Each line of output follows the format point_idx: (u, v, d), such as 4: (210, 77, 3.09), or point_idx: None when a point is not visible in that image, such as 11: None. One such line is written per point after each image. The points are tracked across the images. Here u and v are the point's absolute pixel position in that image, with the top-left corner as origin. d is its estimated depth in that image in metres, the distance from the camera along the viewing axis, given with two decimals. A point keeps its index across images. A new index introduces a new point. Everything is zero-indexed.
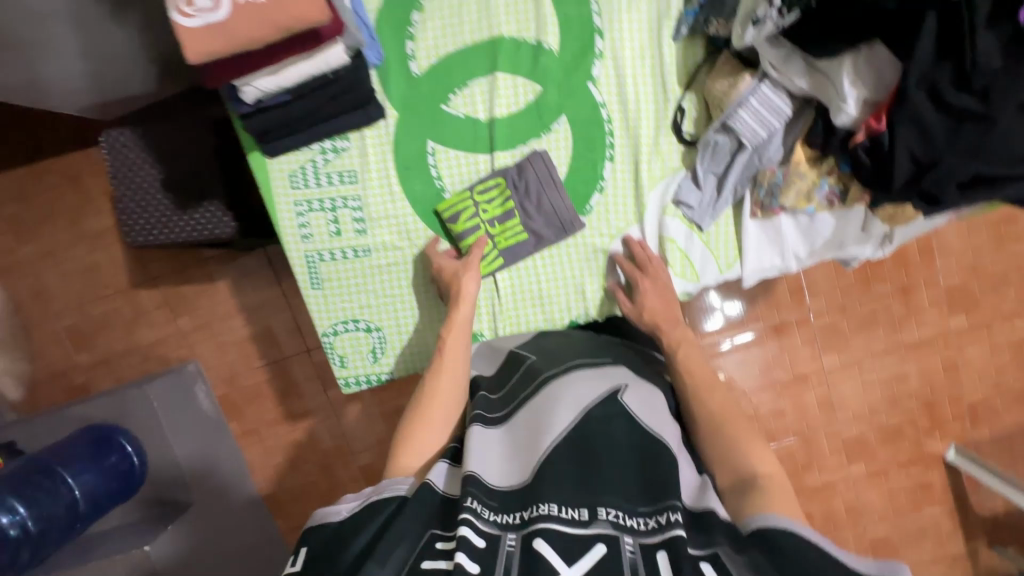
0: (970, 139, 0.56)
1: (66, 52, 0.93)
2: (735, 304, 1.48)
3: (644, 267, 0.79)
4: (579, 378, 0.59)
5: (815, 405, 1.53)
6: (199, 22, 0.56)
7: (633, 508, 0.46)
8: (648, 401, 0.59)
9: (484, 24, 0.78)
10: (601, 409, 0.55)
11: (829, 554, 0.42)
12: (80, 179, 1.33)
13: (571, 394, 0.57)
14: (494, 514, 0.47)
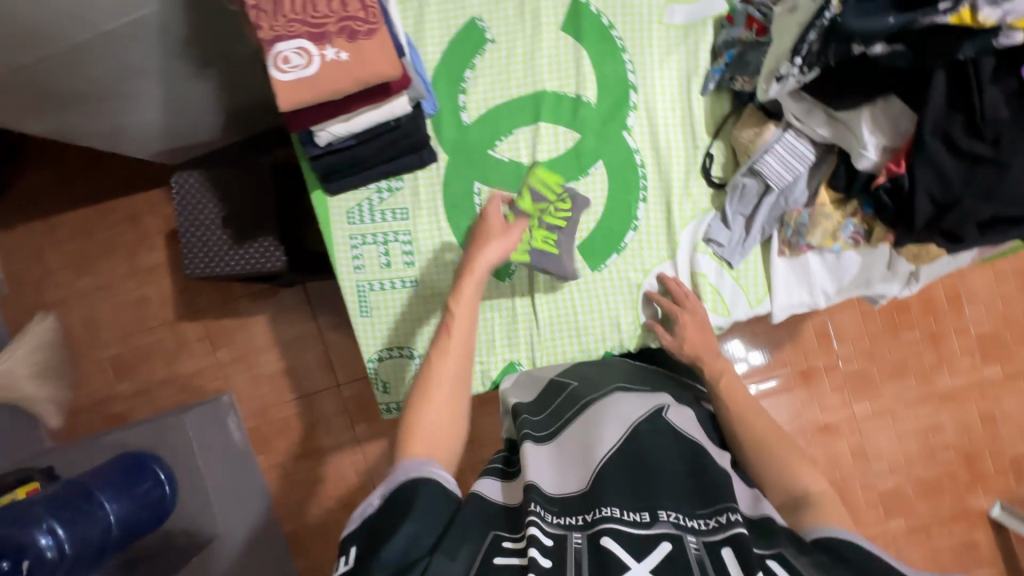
0: (985, 182, 0.61)
1: (151, 104, 1.05)
2: (759, 354, 1.49)
3: (682, 301, 0.82)
4: (623, 398, 0.65)
5: (847, 455, 1.50)
6: (292, 76, 0.65)
7: (693, 511, 0.49)
8: (689, 420, 0.63)
9: (528, 79, 0.87)
10: (646, 421, 0.60)
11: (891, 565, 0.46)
12: (138, 218, 1.44)
13: (618, 412, 0.62)
14: (556, 518, 0.51)
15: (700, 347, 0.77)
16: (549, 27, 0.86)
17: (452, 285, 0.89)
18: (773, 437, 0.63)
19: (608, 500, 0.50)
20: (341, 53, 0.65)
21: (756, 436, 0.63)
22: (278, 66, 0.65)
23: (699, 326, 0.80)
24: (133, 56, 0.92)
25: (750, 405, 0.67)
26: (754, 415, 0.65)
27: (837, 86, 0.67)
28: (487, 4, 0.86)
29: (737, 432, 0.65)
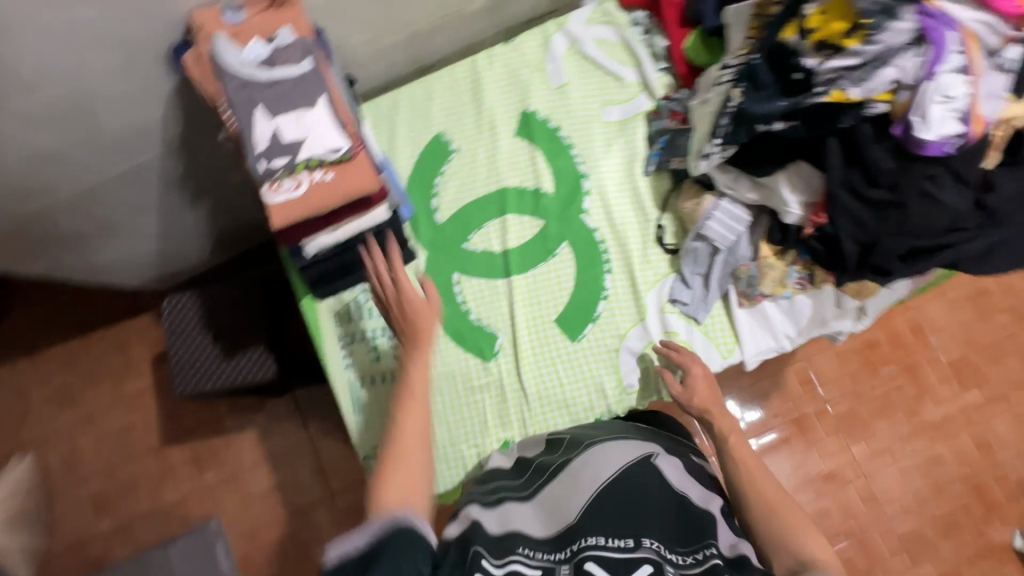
0: (894, 221, 0.71)
1: (144, 235, 1.13)
2: (754, 411, 1.52)
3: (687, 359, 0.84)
4: (611, 447, 0.68)
5: (858, 502, 1.48)
6: (282, 197, 0.72)
7: (674, 548, 0.57)
8: (677, 467, 0.67)
9: (493, 179, 0.98)
10: (633, 469, 0.65)
11: None
12: (125, 345, 1.46)
13: (608, 460, 0.66)
14: (544, 554, 0.58)
15: (708, 403, 0.81)
16: (505, 133, 0.99)
17: (443, 372, 0.93)
18: (776, 502, 0.66)
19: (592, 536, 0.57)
20: (327, 175, 0.73)
21: (761, 499, 0.67)
22: (271, 188, 0.72)
23: (707, 383, 0.82)
24: (132, 196, 1.01)
25: (754, 464, 0.71)
26: (759, 471, 0.69)
27: (753, 158, 0.79)
28: (449, 120, 0.99)
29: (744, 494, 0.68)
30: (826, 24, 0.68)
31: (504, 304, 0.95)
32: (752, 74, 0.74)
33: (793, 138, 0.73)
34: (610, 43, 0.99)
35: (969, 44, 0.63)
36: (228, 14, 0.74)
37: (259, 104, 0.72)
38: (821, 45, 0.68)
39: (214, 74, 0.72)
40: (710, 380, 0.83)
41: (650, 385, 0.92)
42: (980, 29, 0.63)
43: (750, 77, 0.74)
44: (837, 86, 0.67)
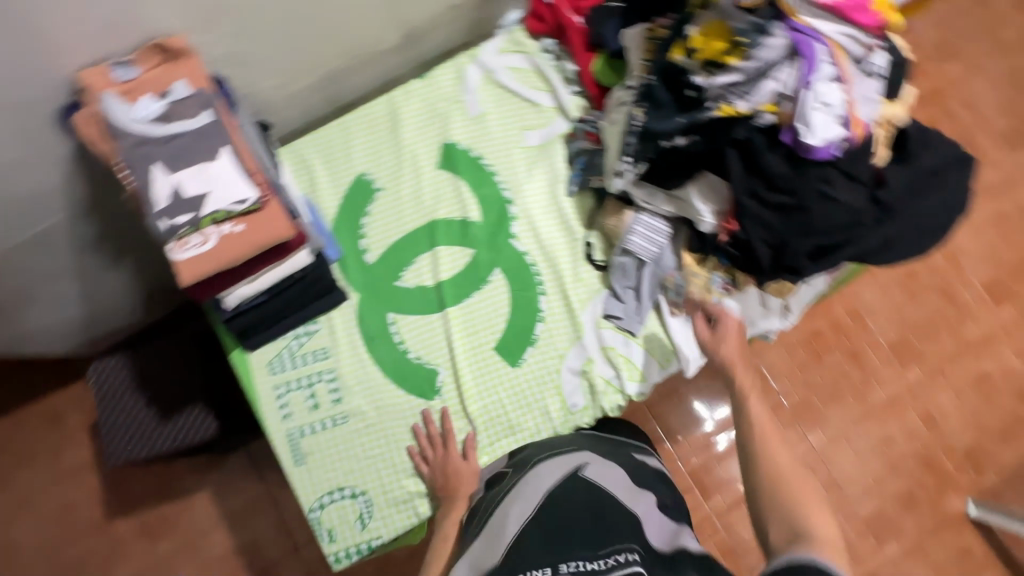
0: (799, 223, 0.74)
1: (63, 300, 1.07)
2: (724, 411, 1.51)
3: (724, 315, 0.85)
4: (546, 465, 0.81)
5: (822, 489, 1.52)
6: (190, 252, 0.69)
7: (594, 555, 0.63)
8: (605, 473, 0.79)
9: (421, 213, 0.98)
10: (561, 485, 0.75)
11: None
12: (59, 417, 1.37)
13: (543, 476, 0.79)
14: None
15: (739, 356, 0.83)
16: (428, 166, 0.99)
17: (386, 414, 0.91)
18: (791, 478, 0.71)
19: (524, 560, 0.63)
20: (237, 227, 0.71)
21: (775, 469, 0.72)
22: (177, 245, 0.69)
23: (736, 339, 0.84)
24: (42, 263, 0.96)
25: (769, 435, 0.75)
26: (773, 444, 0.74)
27: (663, 174, 0.80)
28: (371, 159, 0.99)
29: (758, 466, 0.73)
30: (708, 45, 0.71)
31: (442, 337, 0.94)
32: (649, 95, 0.77)
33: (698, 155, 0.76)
34: (523, 70, 1.01)
35: (836, 48, 0.66)
36: (118, 72, 0.72)
37: (156, 161, 0.70)
38: (707, 63, 0.71)
39: (108, 134, 0.70)
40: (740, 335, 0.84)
41: (593, 403, 0.92)
42: (844, 34, 0.67)
43: (648, 99, 0.77)
44: (728, 101, 0.70)
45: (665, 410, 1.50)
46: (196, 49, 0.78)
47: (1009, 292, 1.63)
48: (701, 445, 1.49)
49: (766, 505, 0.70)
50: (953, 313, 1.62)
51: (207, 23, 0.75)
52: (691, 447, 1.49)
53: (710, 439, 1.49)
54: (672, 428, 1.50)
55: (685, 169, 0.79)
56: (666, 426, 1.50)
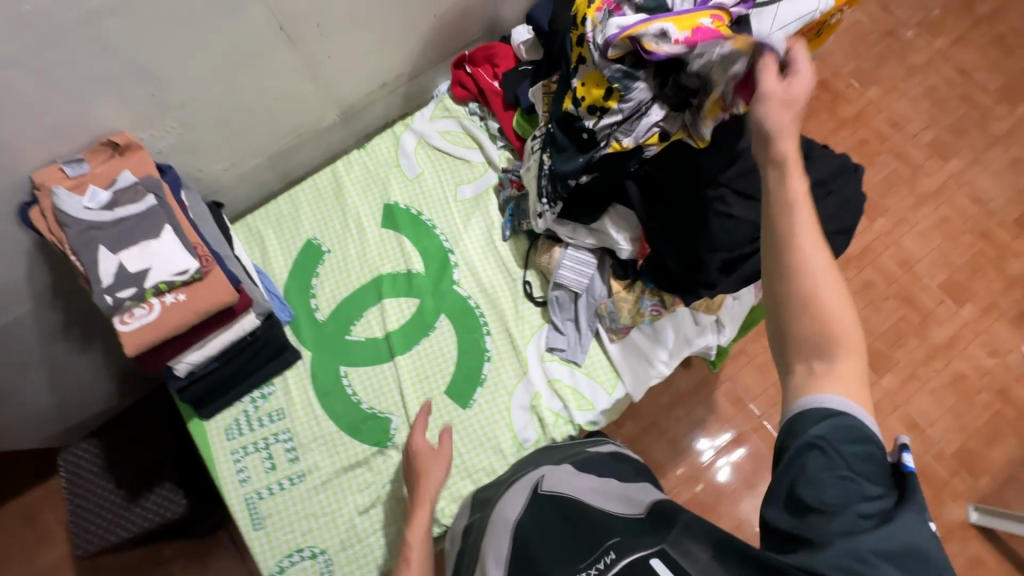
0: (704, 241, 0.79)
1: (34, 392, 1.11)
2: (726, 437, 1.49)
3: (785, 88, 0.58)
4: (511, 493, 0.77)
5: None
6: (134, 324, 0.75)
7: (579, 567, 0.60)
8: (563, 477, 0.75)
9: (367, 270, 1.03)
10: (528, 514, 0.71)
11: (864, 427, 0.51)
12: (36, 515, 1.36)
13: (507, 507, 0.74)
14: None
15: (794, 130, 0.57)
16: (372, 227, 1.06)
17: (342, 467, 0.92)
18: (832, 296, 0.54)
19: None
20: (178, 297, 0.77)
21: (813, 288, 0.54)
22: (122, 319, 0.75)
23: (797, 114, 0.58)
24: (11, 355, 1.00)
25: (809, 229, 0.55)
26: (812, 244, 0.55)
27: (580, 204, 0.87)
28: (318, 225, 1.06)
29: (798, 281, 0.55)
30: (588, 91, 0.78)
31: (394, 386, 0.97)
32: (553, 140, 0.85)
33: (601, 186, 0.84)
34: (453, 133, 1.11)
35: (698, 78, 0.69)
36: (69, 168, 0.80)
37: (102, 243, 0.76)
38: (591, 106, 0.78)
39: (58, 222, 0.76)
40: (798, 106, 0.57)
41: (544, 435, 0.94)
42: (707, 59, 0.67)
43: (552, 143, 0.85)
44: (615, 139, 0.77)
45: (648, 444, 1.50)
46: (144, 143, 0.87)
47: (969, 291, 1.56)
48: (693, 475, 1.47)
49: (789, 320, 0.56)
50: (916, 317, 1.54)
51: (152, 121, 0.85)
52: (687, 476, 1.47)
53: (707, 467, 1.47)
54: (656, 461, 1.48)
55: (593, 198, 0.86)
56: (654, 462, 1.48)
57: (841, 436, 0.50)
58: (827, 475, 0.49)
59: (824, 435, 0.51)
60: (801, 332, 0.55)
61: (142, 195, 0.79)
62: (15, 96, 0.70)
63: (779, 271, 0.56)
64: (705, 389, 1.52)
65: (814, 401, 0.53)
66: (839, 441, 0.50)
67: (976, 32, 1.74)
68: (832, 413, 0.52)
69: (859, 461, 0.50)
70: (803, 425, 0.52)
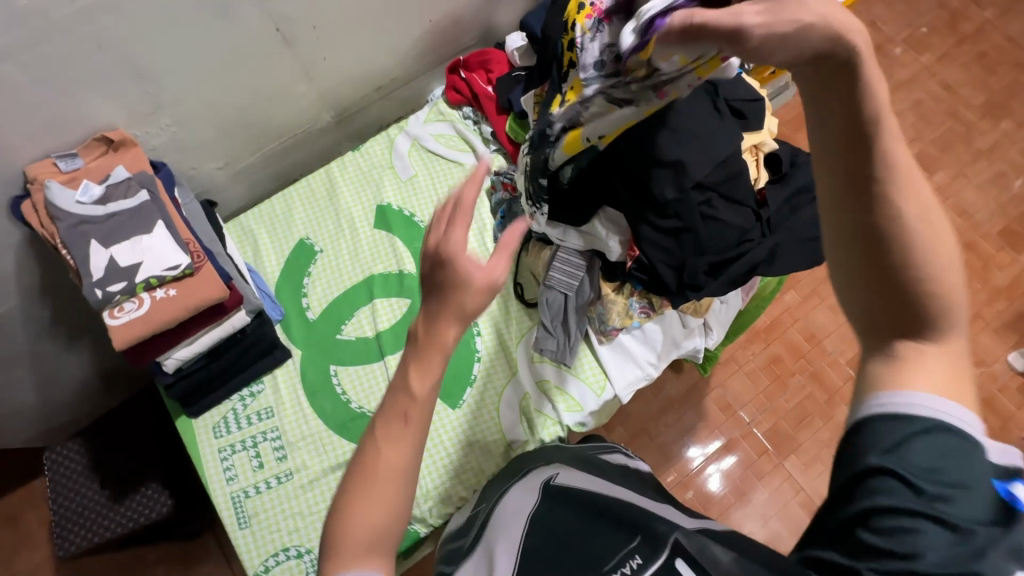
0: (690, 243, 0.81)
1: (21, 389, 1.10)
2: (716, 444, 1.49)
3: (776, 8, 0.40)
4: (522, 486, 0.75)
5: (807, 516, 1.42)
6: (124, 319, 0.75)
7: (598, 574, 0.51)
8: (576, 477, 0.73)
9: (359, 270, 1.04)
10: (542, 506, 0.67)
11: (955, 439, 0.40)
12: (19, 517, 1.34)
13: (518, 498, 0.72)
14: None
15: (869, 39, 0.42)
16: (364, 227, 1.06)
17: (330, 466, 0.92)
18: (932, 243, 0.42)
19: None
20: (170, 292, 0.77)
21: (900, 241, 0.42)
22: (112, 313, 0.75)
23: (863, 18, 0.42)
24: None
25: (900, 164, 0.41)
26: (901, 183, 0.41)
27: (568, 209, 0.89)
28: (311, 225, 1.07)
29: (898, 242, 0.42)
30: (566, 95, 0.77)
31: (383, 385, 0.97)
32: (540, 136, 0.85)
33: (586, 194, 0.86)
34: (447, 136, 1.12)
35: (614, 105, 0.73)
36: (63, 163, 0.80)
37: (94, 237, 0.76)
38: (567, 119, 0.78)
39: (50, 216, 0.76)
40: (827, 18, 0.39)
41: (533, 436, 0.94)
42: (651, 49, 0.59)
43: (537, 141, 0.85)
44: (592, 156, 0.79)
45: (638, 449, 1.50)
46: (138, 140, 0.88)
47: None
48: (683, 481, 1.47)
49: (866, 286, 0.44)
50: None
51: (148, 119, 0.86)
52: (678, 483, 1.47)
53: (697, 474, 1.47)
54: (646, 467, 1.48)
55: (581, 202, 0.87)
56: None
57: (924, 452, 0.40)
58: (904, 508, 0.39)
59: (901, 448, 0.40)
60: (911, 296, 0.42)
61: (132, 190, 0.80)
62: (10, 90, 0.70)
63: (857, 233, 0.43)
64: (694, 395, 1.53)
65: (887, 401, 0.42)
66: (916, 458, 0.40)
67: (961, 49, 1.77)
68: (909, 427, 0.41)
69: (948, 486, 0.39)
70: (870, 442, 0.42)
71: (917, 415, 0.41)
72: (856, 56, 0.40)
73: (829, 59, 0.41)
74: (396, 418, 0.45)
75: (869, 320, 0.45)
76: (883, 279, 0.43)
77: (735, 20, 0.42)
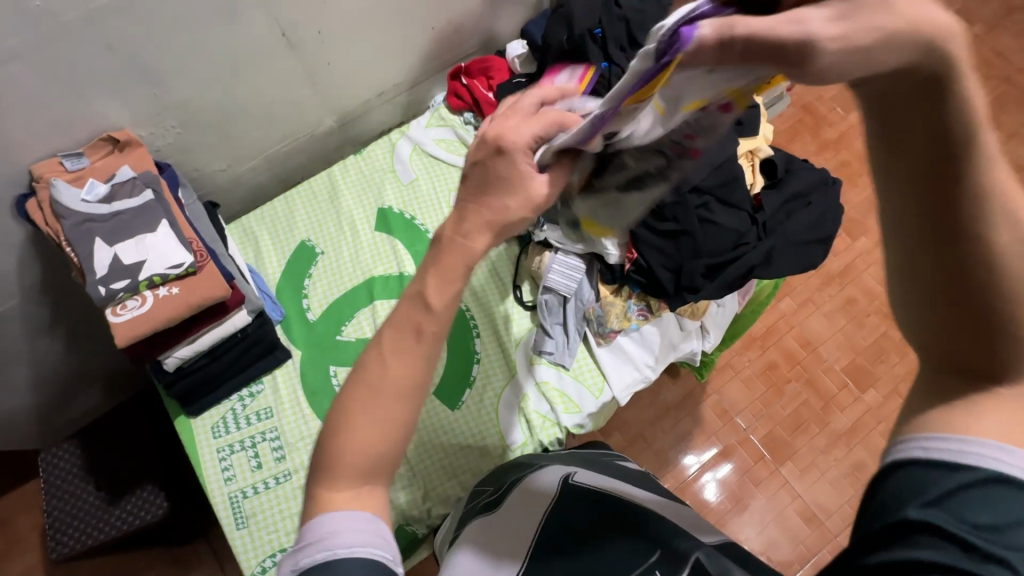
0: (688, 245, 0.83)
1: (20, 389, 1.10)
2: (712, 451, 1.50)
3: (849, 13, 0.31)
4: (539, 476, 0.75)
5: (803, 522, 1.42)
6: (125, 316, 0.76)
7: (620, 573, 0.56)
8: (594, 477, 0.74)
9: (360, 271, 1.05)
10: (560, 506, 0.69)
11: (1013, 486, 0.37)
12: (11, 519, 1.32)
13: (536, 489, 0.73)
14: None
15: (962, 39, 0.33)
16: (366, 229, 1.08)
17: None
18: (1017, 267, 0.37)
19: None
20: (172, 290, 0.78)
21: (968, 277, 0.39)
22: (114, 310, 0.76)
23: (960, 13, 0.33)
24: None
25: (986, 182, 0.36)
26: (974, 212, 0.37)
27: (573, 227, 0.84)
28: (313, 227, 1.08)
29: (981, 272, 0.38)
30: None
31: None
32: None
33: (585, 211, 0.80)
34: (448, 141, 1.14)
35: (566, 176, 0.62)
36: (68, 162, 0.81)
37: (98, 235, 0.77)
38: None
39: (54, 214, 0.77)
40: (916, 22, 0.31)
41: (531, 438, 0.94)
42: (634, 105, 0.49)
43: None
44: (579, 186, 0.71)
45: (635, 455, 1.50)
46: (142, 141, 0.89)
47: None
48: (679, 487, 1.47)
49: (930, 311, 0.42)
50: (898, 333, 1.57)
51: (152, 120, 0.87)
52: (674, 490, 1.47)
53: (694, 482, 1.48)
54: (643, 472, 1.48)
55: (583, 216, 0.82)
56: None
57: (973, 501, 0.37)
58: (951, 566, 0.36)
59: (948, 497, 0.38)
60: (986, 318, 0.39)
61: (136, 188, 0.81)
62: (17, 89, 0.71)
63: (914, 264, 0.41)
64: (691, 402, 1.54)
65: (930, 444, 0.39)
66: (963, 509, 0.37)
67: None
68: (963, 477, 0.38)
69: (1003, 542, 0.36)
70: (915, 490, 0.39)
71: (967, 463, 0.38)
72: (946, 66, 0.33)
73: (914, 72, 0.34)
74: (404, 334, 0.48)
75: (936, 343, 0.43)
76: (950, 313, 0.40)
77: (799, 29, 0.30)
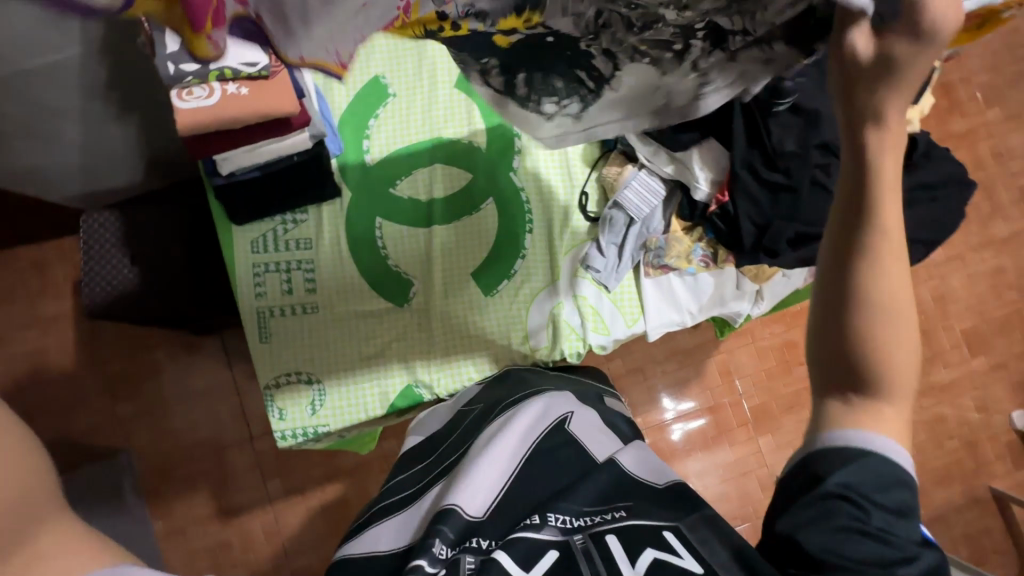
0: (786, 204, 0.79)
1: (67, 148, 1.03)
2: (688, 403, 1.53)
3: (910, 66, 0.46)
4: (532, 408, 0.74)
5: (760, 490, 1.50)
6: (192, 105, 0.72)
7: (582, 508, 0.62)
8: (585, 426, 0.74)
9: (429, 129, 0.99)
10: (546, 444, 0.70)
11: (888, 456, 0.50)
12: (45, 265, 1.34)
13: (527, 420, 0.72)
14: (472, 510, 0.61)
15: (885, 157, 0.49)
16: (444, 84, 0.99)
17: (355, 312, 0.94)
18: (898, 297, 0.51)
19: (485, 533, 0.59)
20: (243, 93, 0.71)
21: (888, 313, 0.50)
22: (181, 95, 0.71)
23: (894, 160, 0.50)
24: (51, 97, 0.90)
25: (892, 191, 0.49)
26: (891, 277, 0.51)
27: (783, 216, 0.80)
28: (390, 65, 0.99)
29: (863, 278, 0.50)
30: None
31: (423, 252, 0.96)
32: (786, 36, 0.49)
33: (776, 185, 0.79)
34: None
35: None
36: None
37: None
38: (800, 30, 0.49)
39: None
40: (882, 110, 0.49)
41: (554, 343, 0.93)
42: None
43: None
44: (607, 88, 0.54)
45: (629, 385, 1.52)
46: None
47: (987, 344, 1.52)
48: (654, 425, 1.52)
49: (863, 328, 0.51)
50: (927, 352, 1.51)
51: None
52: (647, 426, 1.52)
53: (667, 426, 1.52)
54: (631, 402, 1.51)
55: (782, 189, 0.79)
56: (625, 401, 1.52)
57: (867, 474, 0.49)
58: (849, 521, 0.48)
59: (848, 470, 0.49)
60: (868, 328, 0.50)
61: None
62: None
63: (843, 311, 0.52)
64: (698, 355, 1.54)
65: (838, 439, 0.51)
66: (874, 494, 0.48)
67: None
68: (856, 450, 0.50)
69: (880, 491, 0.49)
70: (829, 468, 0.50)
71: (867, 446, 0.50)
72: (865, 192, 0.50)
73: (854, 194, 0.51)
74: None
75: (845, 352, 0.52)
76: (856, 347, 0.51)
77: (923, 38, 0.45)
